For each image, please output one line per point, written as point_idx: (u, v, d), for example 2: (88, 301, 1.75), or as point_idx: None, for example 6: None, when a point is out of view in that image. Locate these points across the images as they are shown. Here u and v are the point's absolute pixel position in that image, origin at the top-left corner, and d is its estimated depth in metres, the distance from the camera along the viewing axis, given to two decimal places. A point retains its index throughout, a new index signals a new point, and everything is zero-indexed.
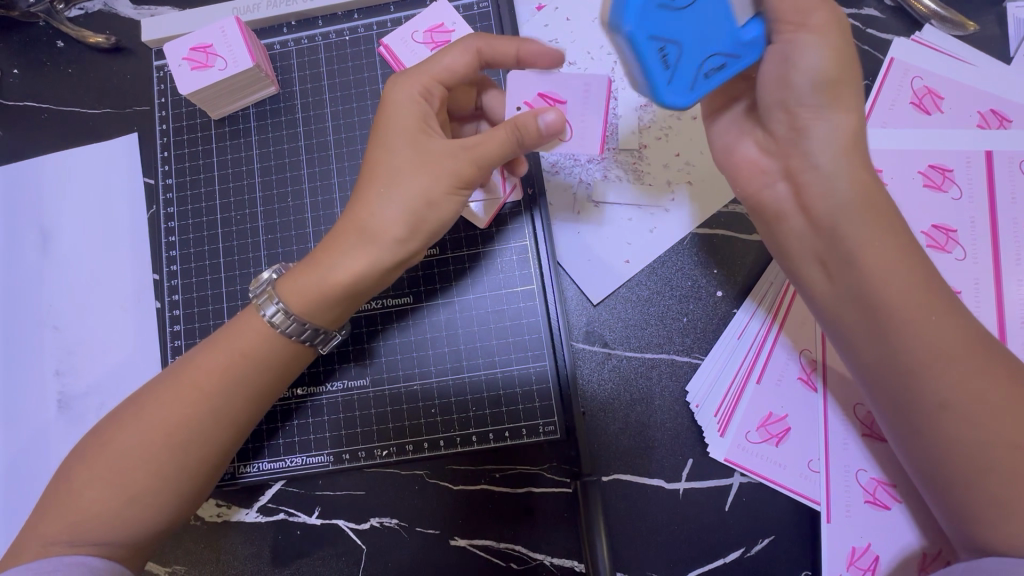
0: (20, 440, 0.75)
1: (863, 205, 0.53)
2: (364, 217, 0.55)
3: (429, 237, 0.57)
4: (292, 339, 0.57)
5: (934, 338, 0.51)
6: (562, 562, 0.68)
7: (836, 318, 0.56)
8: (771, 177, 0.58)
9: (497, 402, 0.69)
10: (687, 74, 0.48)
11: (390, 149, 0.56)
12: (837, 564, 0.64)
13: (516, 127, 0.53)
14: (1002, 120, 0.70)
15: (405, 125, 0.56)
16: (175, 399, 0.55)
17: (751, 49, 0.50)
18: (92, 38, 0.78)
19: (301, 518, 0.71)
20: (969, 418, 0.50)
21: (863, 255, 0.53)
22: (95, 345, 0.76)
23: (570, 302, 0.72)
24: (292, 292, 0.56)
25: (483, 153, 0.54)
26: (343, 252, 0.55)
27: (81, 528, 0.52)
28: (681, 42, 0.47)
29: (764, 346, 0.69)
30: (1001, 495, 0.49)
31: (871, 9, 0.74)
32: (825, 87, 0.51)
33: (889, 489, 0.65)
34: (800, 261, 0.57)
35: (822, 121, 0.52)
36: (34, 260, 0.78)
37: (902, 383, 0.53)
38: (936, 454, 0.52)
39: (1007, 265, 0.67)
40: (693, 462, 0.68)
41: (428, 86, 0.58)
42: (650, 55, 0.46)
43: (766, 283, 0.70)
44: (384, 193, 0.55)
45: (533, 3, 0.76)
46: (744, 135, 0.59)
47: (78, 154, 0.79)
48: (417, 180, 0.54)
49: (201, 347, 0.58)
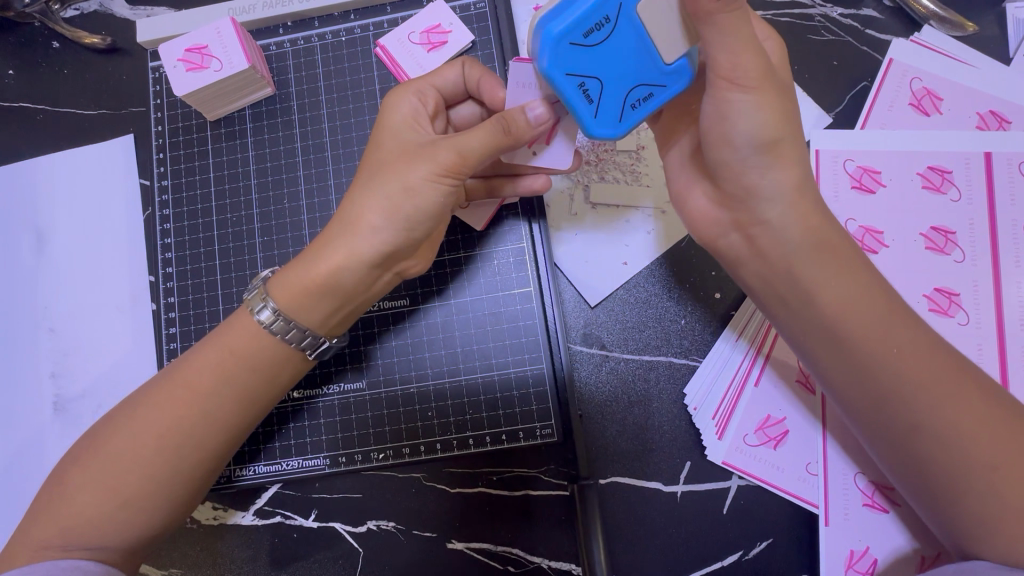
0: (16, 443, 0.75)
1: (818, 246, 0.53)
2: (348, 207, 0.55)
3: (411, 226, 0.55)
4: (276, 336, 0.56)
5: (906, 362, 0.51)
6: (560, 564, 0.68)
7: (804, 348, 0.56)
8: (724, 229, 0.57)
9: (494, 404, 0.68)
10: (610, 107, 0.49)
11: (377, 143, 0.57)
12: (835, 566, 0.64)
13: (504, 118, 0.51)
14: (1001, 121, 0.70)
15: (393, 120, 0.57)
16: (167, 402, 0.55)
17: (681, 75, 0.49)
18: (88, 38, 0.77)
19: (298, 520, 0.70)
20: (948, 438, 0.50)
21: (820, 293, 0.52)
22: (92, 347, 0.76)
23: (567, 304, 0.71)
24: (280, 287, 0.56)
25: (467, 146, 0.52)
26: (328, 246, 0.55)
27: (74, 532, 0.52)
28: (600, 77, 0.48)
29: (757, 359, 0.69)
30: (987, 511, 0.49)
31: (870, 10, 0.73)
32: (764, 149, 0.49)
33: (887, 492, 0.65)
34: (763, 297, 0.57)
35: (766, 176, 0.51)
36: (30, 261, 0.77)
37: (880, 406, 0.53)
38: (921, 472, 0.52)
39: (1005, 266, 0.67)
40: (692, 465, 0.68)
41: (423, 89, 0.59)
42: (569, 93, 0.49)
43: (752, 307, 0.69)
44: (367, 186, 0.55)
45: (531, 3, 0.76)
46: (695, 183, 0.58)
47: (74, 155, 0.78)
48: (395, 174, 0.54)
49: (195, 347, 0.58)
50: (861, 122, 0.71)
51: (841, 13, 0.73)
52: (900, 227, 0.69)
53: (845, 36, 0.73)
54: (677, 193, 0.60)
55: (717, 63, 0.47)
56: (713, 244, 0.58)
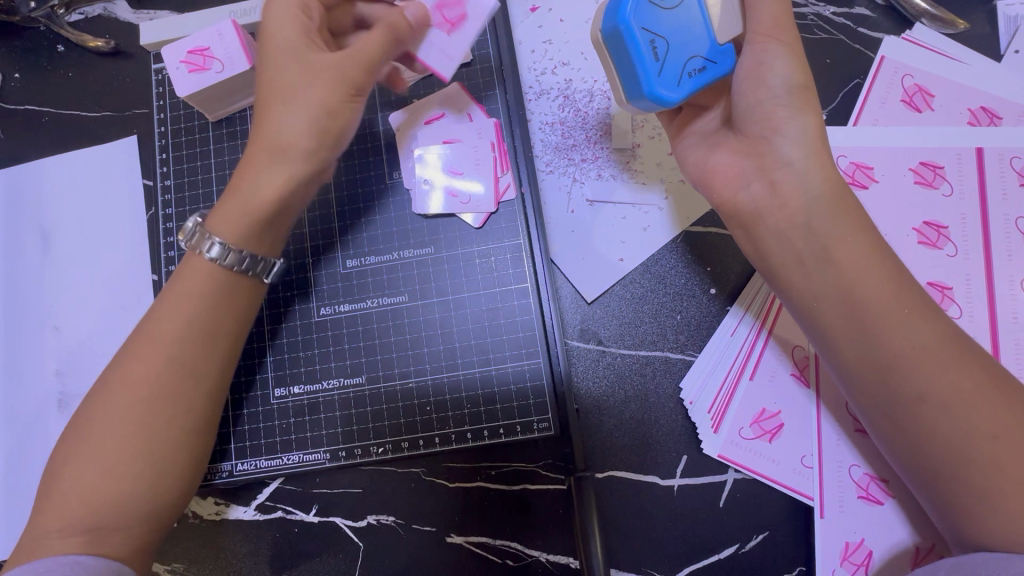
0: (23, 443, 0.76)
1: (835, 196, 0.56)
2: (270, 134, 0.57)
3: (337, 145, 0.59)
4: (233, 270, 0.58)
5: (908, 332, 0.53)
6: (558, 558, 0.68)
7: (813, 318, 0.57)
8: (746, 179, 0.58)
9: (491, 399, 0.69)
10: (673, 68, 0.54)
11: (278, 65, 0.57)
12: (830, 558, 0.65)
13: (393, 27, 0.59)
14: (992, 116, 0.71)
15: (287, 38, 0.58)
16: (129, 393, 0.55)
17: (729, 57, 0.56)
18: (92, 41, 0.79)
19: (299, 515, 0.71)
20: (947, 409, 0.52)
21: (837, 251, 0.55)
22: (96, 343, 0.77)
23: (564, 300, 0.72)
24: (224, 224, 0.58)
25: (369, 57, 0.58)
26: (257, 170, 0.57)
27: (78, 521, 0.53)
28: (669, 39, 0.54)
29: (761, 332, 0.70)
30: (986, 487, 0.50)
31: (862, 9, 0.74)
32: (795, 91, 0.55)
33: (882, 484, 0.66)
34: (778, 258, 0.58)
35: (793, 120, 0.55)
36: (34, 260, 0.79)
37: (884, 379, 0.54)
38: (920, 449, 0.53)
39: (998, 260, 0.68)
40: (688, 459, 0.69)
41: (308, 3, 0.60)
42: (640, 46, 0.54)
43: (761, 281, 0.70)
44: (285, 108, 0.57)
45: (526, 4, 0.77)
46: (715, 147, 0.60)
47: (78, 158, 0.80)
48: (315, 90, 0.57)
49: (156, 303, 0.58)
50: (853, 118, 0.72)
51: (833, 12, 0.74)
52: (894, 222, 0.70)
53: (837, 34, 0.74)
54: (697, 162, 0.62)
55: (760, 19, 0.54)
56: (732, 199, 0.59)
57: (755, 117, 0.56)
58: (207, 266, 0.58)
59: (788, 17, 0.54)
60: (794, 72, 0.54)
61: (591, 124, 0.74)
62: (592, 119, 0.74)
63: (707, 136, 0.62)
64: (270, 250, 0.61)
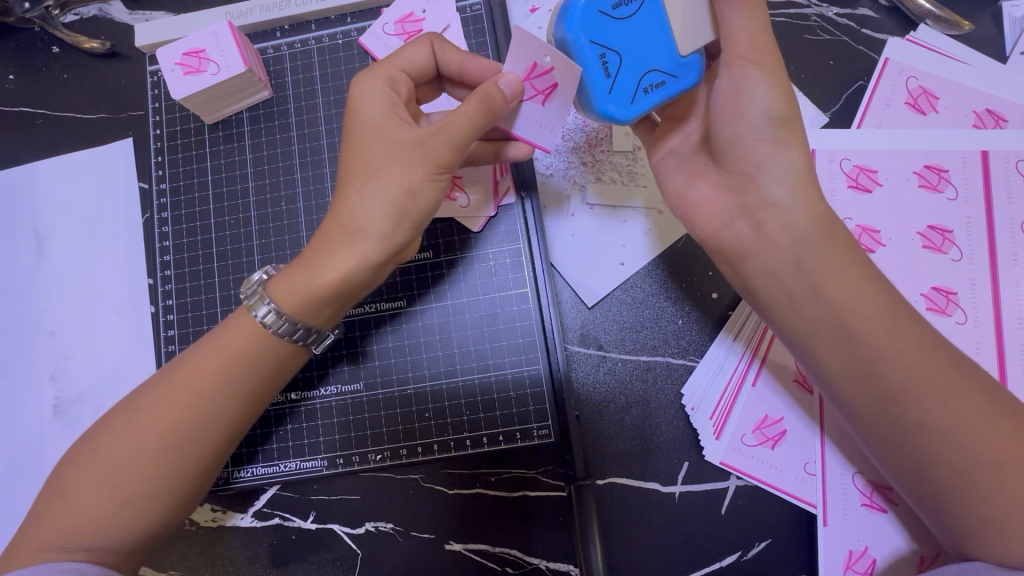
0: (19, 448, 0.75)
1: (824, 232, 0.55)
2: (344, 212, 0.54)
3: (416, 226, 0.56)
4: (285, 338, 0.56)
5: (909, 357, 0.52)
6: (558, 565, 0.68)
7: (808, 347, 0.56)
8: (729, 216, 0.58)
9: (491, 405, 0.68)
10: (624, 83, 0.54)
11: (361, 143, 0.56)
12: (834, 566, 0.64)
13: (485, 97, 0.52)
14: (997, 119, 0.70)
15: (372, 115, 0.56)
16: (144, 410, 0.54)
17: (691, 70, 0.54)
18: (87, 43, 0.78)
19: (296, 522, 0.70)
20: (949, 437, 0.51)
21: (828, 285, 0.54)
22: (91, 348, 0.76)
23: (564, 304, 0.71)
24: (285, 294, 0.55)
25: (456, 133, 0.53)
26: (329, 249, 0.54)
27: (75, 530, 0.52)
28: (621, 53, 0.53)
29: (752, 363, 0.69)
30: (988, 512, 0.49)
31: (866, 9, 0.73)
32: (776, 123, 0.53)
33: (886, 493, 0.65)
34: (767, 299, 0.58)
35: (778, 156, 0.54)
36: (30, 264, 0.78)
37: (885, 405, 0.53)
38: (921, 471, 0.52)
39: (1003, 265, 0.67)
40: (690, 465, 0.68)
41: (391, 75, 0.59)
42: (591, 61, 0.53)
43: (747, 309, 0.69)
44: (363, 186, 0.54)
45: (526, 5, 0.76)
46: (696, 177, 0.60)
47: (74, 160, 0.79)
48: (395, 171, 0.54)
49: (195, 347, 0.57)
50: (857, 121, 0.71)
51: (836, 13, 0.73)
52: (898, 226, 0.69)
53: (841, 35, 0.73)
54: (675, 192, 0.62)
55: (736, 43, 0.52)
56: (716, 236, 0.60)
57: (737, 151, 0.55)
58: (253, 326, 0.56)
59: (768, 35, 0.52)
60: (776, 101, 0.52)
61: (590, 127, 0.73)
62: (592, 121, 0.73)
63: (686, 159, 0.61)
64: (327, 324, 0.58)
